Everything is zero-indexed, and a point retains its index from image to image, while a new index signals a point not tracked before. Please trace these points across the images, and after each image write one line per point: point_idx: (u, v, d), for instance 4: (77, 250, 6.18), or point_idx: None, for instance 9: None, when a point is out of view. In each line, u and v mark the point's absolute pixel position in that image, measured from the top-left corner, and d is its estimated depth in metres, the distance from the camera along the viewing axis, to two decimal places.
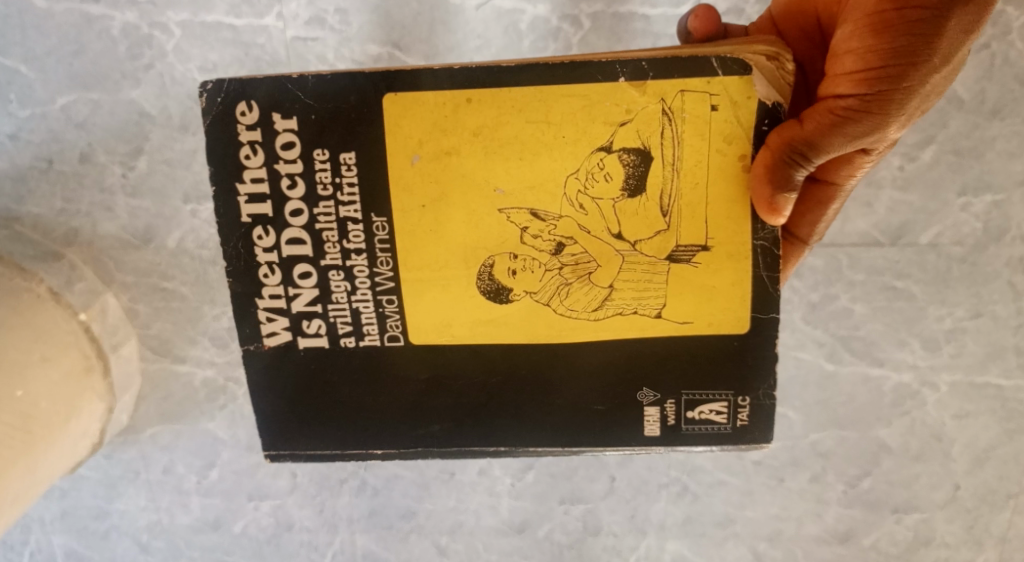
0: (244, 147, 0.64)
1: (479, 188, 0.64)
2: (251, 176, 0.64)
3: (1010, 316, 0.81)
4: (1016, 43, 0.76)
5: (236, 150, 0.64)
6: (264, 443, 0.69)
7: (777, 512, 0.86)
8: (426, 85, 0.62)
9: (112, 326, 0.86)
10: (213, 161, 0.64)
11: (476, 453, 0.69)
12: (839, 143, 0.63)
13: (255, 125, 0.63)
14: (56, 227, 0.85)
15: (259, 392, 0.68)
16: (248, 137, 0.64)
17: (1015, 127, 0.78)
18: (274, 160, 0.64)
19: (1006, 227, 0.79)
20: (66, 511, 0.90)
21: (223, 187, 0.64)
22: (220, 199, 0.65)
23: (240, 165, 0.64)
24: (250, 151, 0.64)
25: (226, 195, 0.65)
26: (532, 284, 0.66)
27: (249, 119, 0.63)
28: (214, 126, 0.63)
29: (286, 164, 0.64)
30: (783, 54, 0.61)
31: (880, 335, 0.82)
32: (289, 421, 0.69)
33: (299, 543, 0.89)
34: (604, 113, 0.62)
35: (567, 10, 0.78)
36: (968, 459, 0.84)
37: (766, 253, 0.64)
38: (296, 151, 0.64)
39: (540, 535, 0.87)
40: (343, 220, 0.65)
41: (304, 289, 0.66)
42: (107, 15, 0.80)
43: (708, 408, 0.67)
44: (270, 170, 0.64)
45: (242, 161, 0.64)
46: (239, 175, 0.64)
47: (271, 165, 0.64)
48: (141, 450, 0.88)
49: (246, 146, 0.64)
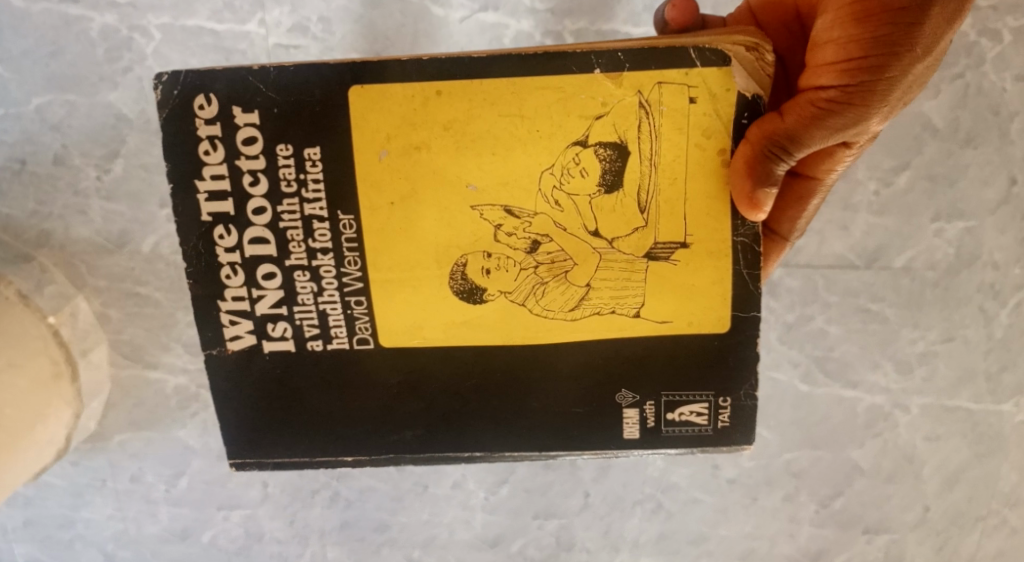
0: (203, 142, 0.63)
1: (451, 183, 0.64)
2: (210, 173, 0.64)
3: (980, 341, 0.82)
4: (989, 73, 0.78)
5: (195, 145, 0.63)
6: (230, 452, 0.69)
7: (750, 530, 0.87)
8: (394, 78, 0.62)
9: (82, 331, 0.84)
10: (170, 156, 0.63)
11: (450, 458, 0.69)
12: (821, 136, 0.63)
13: (214, 119, 0.63)
14: (29, 229, 0.83)
15: (224, 399, 0.68)
16: (208, 131, 0.63)
17: (987, 155, 0.79)
18: (235, 156, 0.63)
19: (978, 253, 0.81)
20: (30, 520, 0.88)
21: (181, 184, 0.64)
22: (179, 198, 0.64)
23: (200, 161, 0.64)
24: (210, 146, 0.63)
25: (185, 193, 0.64)
26: (506, 284, 0.65)
27: (207, 113, 0.63)
28: (171, 120, 0.63)
29: (248, 160, 0.63)
30: (764, 45, 0.62)
31: (855, 357, 0.83)
32: (256, 429, 0.68)
33: (269, 555, 0.88)
34: (579, 106, 0.62)
35: (551, 25, 0.78)
36: (938, 481, 0.85)
37: (747, 250, 0.64)
38: (258, 146, 0.63)
39: (513, 550, 0.87)
40: (308, 218, 0.64)
41: (268, 290, 0.66)
42: (86, 17, 0.79)
43: (689, 410, 0.67)
44: (231, 166, 0.64)
45: (202, 156, 0.63)
46: (199, 172, 0.64)
47: (232, 161, 0.63)
48: (109, 458, 0.86)
49: (205, 140, 0.63)
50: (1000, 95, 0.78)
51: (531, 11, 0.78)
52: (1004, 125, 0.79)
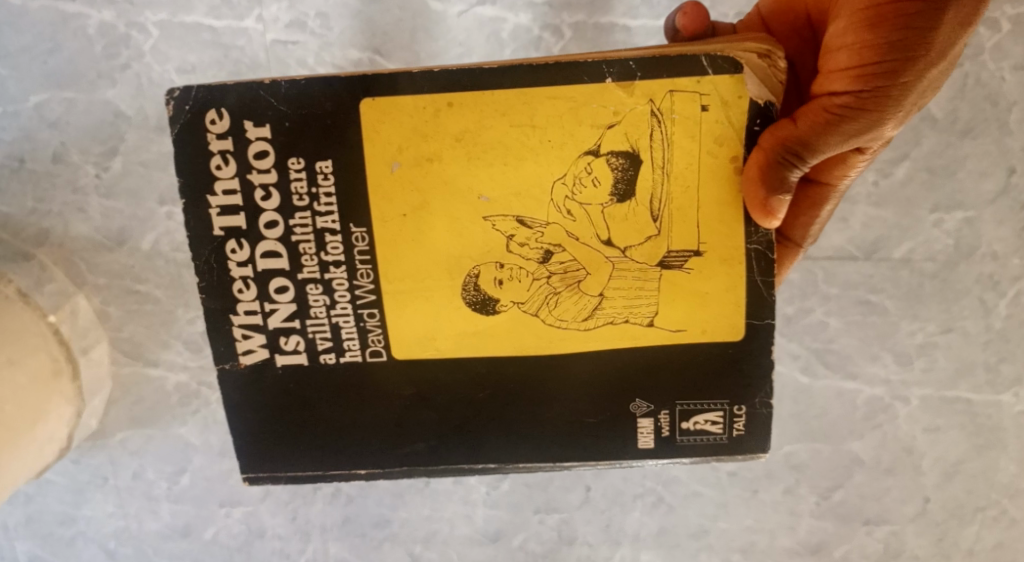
0: (214, 157, 0.63)
1: (463, 193, 0.63)
2: (222, 187, 0.64)
3: (979, 333, 0.82)
4: (987, 64, 0.78)
5: (206, 159, 0.63)
6: (243, 466, 0.69)
7: (751, 524, 0.87)
8: (404, 88, 0.62)
9: (83, 329, 0.84)
10: (183, 171, 0.63)
11: (465, 469, 0.69)
12: (834, 142, 0.63)
13: (226, 134, 0.63)
14: (28, 227, 0.83)
15: (237, 413, 0.68)
16: (219, 146, 0.63)
17: (986, 146, 0.79)
18: (247, 170, 0.63)
19: (976, 244, 0.81)
20: (31, 517, 0.89)
21: (192, 198, 0.64)
22: (190, 212, 0.64)
23: (211, 175, 0.63)
24: (222, 161, 0.63)
25: (196, 207, 0.64)
26: (519, 294, 0.65)
27: (219, 128, 0.63)
28: (183, 134, 0.63)
29: (259, 174, 0.63)
30: (775, 51, 0.61)
31: (854, 350, 0.83)
32: (269, 443, 0.68)
33: (270, 550, 0.88)
34: (591, 115, 0.62)
35: (550, 20, 0.78)
36: (938, 473, 0.85)
37: (761, 257, 0.64)
38: (270, 160, 0.63)
39: (514, 545, 0.87)
40: (320, 232, 0.64)
41: (280, 304, 0.66)
42: (84, 13, 0.79)
43: (704, 418, 0.67)
44: (243, 181, 0.64)
45: (213, 171, 0.63)
46: (210, 187, 0.64)
47: (244, 175, 0.63)
48: (110, 455, 0.87)
49: (217, 155, 0.63)
50: (999, 85, 0.78)
51: (529, 5, 0.78)
52: (1003, 116, 0.79)
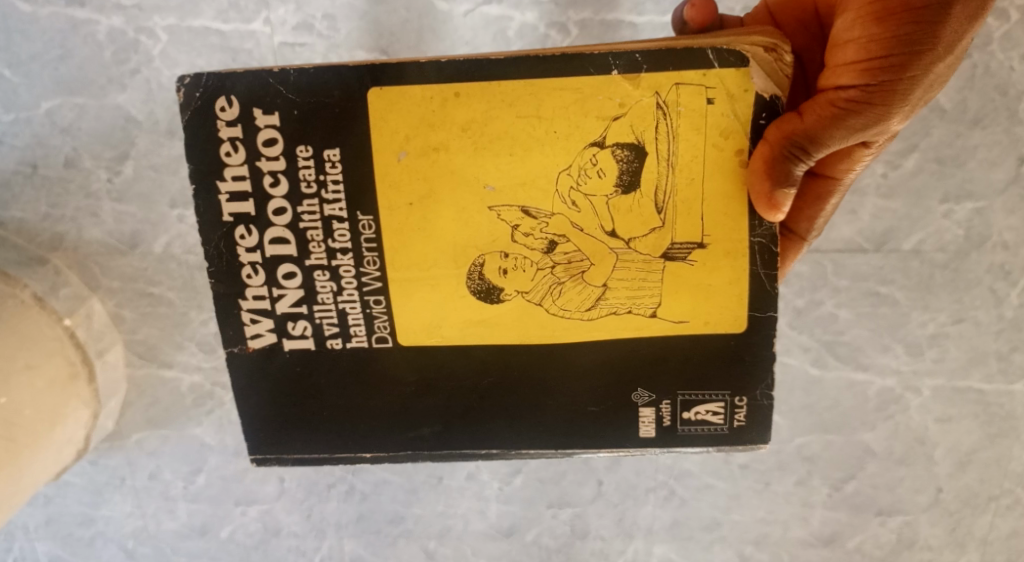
0: (224, 144, 0.64)
1: (469, 184, 0.64)
2: (232, 174, 0.64)
3: (991, 322, 0.82)
4: (996, 53, 0.78)
5: (216, 146, 0.64)
6: (251, 447, 0.70)
7: (764, 515, 0.87)
8: (411, 79, 0.62)
9: (98, 332, 0.85)
10: (193, 158, 0.64)
11: (468, 455, 0.69)
12: (840, 136, 0.63)
13: (235, 121, 0.63)
14: (41, 233, 0.84)
15: (244, 395, 0.68)
16: (229, 133, 0.64)
17: (995, 136, 0.79)
18: (255, 157, 0.64)
19: (987, 234, 0.81)
20: (50, 518, 0.90)
21: (202, 185, 0.64)
22: (200, 197, 0.65)
23: (221, 162, 0.64)
24: (231, 148, 0.64)
25: (206, 193, 0.64)
26: (523, 283, 0.66)
27: (229, 114, 0.63)
28: (194, 122, 0.63)
29: (267, 161, 0.64)
30: (782, 45, 0.61)
31: (865, 341, 0.83)
32: (276, 425, 0.69)
33: (287, 548, 0.89)
34: (597, 106, 0.62)
35: (556, 17, 0.78)
36: (950, 462, 0.85)
37: (764, 250, 0.64)
38: (278, 147, 0.64)
39: (528, 540, 0.87)
40: (328, 219, 0.65)
41: (287, 289, 0.66)
42: (93, 20, 0.80)
43: (705, 409, 0.67)
44: (253, 168, 0.64)
45: (223, 158, 0.64)
46: (221, 174, 0.64)
47: (253, 161, 0.64)
48: (127, 456, 0.88)
49: (227, 142, 0.64)
50: (1008, 75, 0.78)
51: (535, 3, 0.78)
52: (1013, 105, 0.78)
